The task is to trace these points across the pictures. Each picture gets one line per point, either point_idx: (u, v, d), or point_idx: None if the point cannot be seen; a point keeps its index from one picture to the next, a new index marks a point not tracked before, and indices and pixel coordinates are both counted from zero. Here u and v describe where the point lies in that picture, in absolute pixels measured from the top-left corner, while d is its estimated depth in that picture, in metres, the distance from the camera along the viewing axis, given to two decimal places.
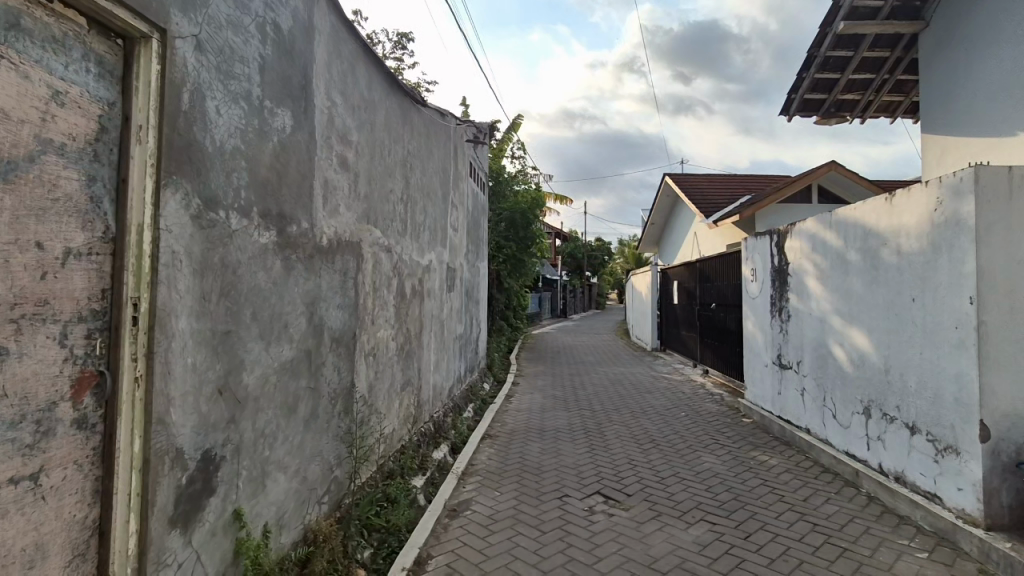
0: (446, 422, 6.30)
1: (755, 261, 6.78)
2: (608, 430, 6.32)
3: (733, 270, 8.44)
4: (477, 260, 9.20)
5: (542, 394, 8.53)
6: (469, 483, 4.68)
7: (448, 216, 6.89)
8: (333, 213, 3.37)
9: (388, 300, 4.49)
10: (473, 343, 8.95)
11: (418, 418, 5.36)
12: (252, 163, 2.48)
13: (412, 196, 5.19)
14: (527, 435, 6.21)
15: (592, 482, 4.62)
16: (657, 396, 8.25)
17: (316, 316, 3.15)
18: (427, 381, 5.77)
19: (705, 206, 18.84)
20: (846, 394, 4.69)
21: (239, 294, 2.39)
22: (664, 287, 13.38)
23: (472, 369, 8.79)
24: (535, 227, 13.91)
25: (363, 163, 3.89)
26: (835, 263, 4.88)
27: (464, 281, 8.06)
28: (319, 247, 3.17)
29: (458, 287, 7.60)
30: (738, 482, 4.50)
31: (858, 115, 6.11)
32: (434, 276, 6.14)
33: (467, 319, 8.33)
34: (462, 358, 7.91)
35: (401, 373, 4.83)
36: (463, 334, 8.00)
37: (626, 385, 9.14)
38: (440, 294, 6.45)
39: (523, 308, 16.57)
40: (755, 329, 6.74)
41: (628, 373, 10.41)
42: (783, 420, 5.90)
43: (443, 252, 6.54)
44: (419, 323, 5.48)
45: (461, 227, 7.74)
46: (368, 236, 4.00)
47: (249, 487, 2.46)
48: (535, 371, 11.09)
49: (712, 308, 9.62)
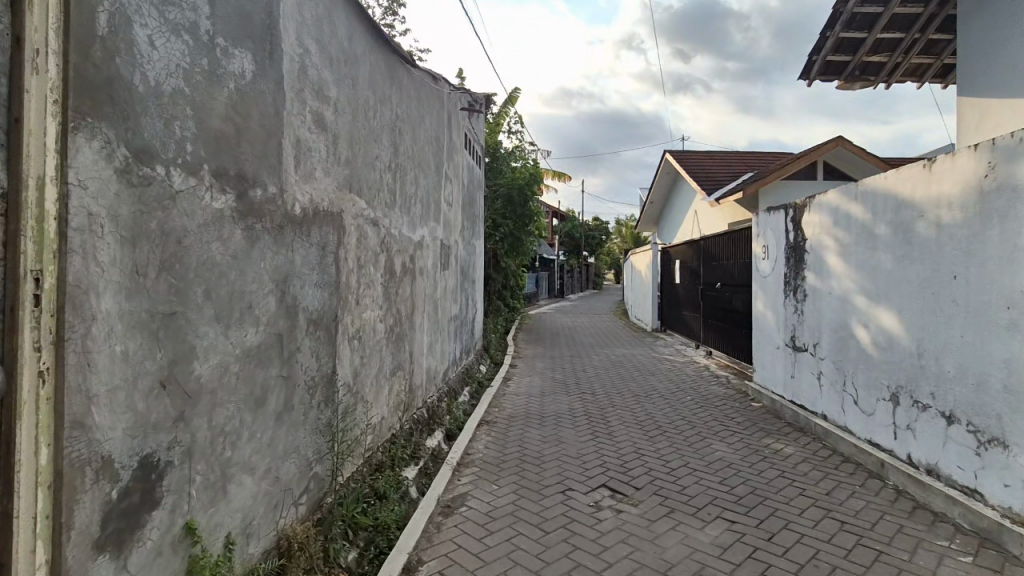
0: (441, 407, 5.96)
1: (766, 237, 6.41)
2: (611, 415, 6.00)
3: (741, 247, 8.07)
4: (473, 237, 8.78)
5: (541, 377, 8.21)
6: (465, 475, 4.35)
7: (442, 189, 6.46)
8: (307, 179, 2.96)
9: (375, 279, 4.09)
10: (469, 324, 8.59)
11: (410, 404, 5.02)
12: (200, 112, 2.07)
13: (402, 165, 4.76)
14: (526, 420, 5.88)
15: (596, 473, 4.31)
16: (661, 378, 7.94)
17: (288, 295, 2.76)
18: (420, 364, 5.42)
19: (707, 183, 18.37)
20: (870, 379, 4.37)
21: (186, 268, 2.00)
22: (665, 267, 13.01)
23: (468, 351, 8.45)
24: (533, 204, 13.45)
25: (343, 124, 3.46)
26: (861, 238, 4.52)
27: (460, 258, 7.67)
28: (291, 216, 2.78)
29: (453, 266, 7.21)
30: (754, 474, 4.20)
31: (884, 79, 5.66)
32: (427, 253, 5.74)
33: (463, 300, 7.96)
34: (457, 340, 7.55)
35: (390, 357, 4.47)
36: (458, 314, 7.63)
37: (627, 368, 8.82)
38: (434, 272, 6.05)
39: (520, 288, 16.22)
40: (765, 309, 6.40)
41: (629, 355, 10.09)
42: (796, 405, 5.59)
43: (436, 227, 6.13)
44: (411, 303, 5.10)
45: (456, 202, 7.31)
46: (351, 206, 3.59)
47: (205, 495, 2.11)
48: (533, 352, 10.77)
49: (718, 288, 9.26)
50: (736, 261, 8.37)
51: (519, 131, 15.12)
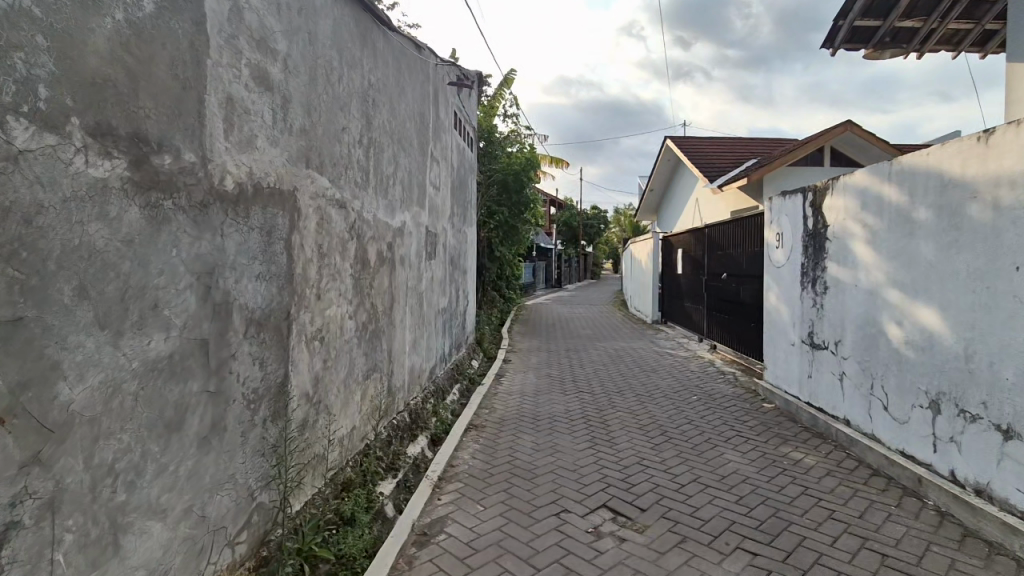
0: (426, 409, 5.46)
1: (782, 224, 5.88)
2: (611, 417, 5.51)
3: (750, 236, 7.55)
4: (463, 224, 8.24)
5: (536, 374, 7.71)
6: (447, 492, 3.85)
7: (427, 172, 5.90)
8: (244, 148, 2.43)
9: (343, 271, 3.57)
10: (460, 318, 8.07)
11: (389, 409, 4.52)
12: (65, 47, 1.53)
13: (378, 141, 4.22)
14: (518, 424, 5.38)
15: (596, 489, 3.82)
16: (663, 375, 7.46)
17: (218, 291, 2.24)
18: (401, 364, 4.91)
19: (709, 170, 17.81)
20: (904, 383, 3.88)
21: (44, 258, 1.49)
22: (666, 257, 12.50)
23: (458, 346, 7.94)
24: (529, 190, 12.89)
25: (298, 85, 2.91)
26: (895, 224, 4.00)
27: (448, 248, 7.13)
28: (220, 193, 2.24)
29: (441, 255, 6.67)
30: (774, 490, 3.71)
31: (915, 49, 5.11)
32: (410, 241, 5.20)
33: (452, 292, 7.42)
34: (446, 335, 7.04)
35: (364, 359, 3.95)
36: (447, 307, 7.12)
37: (627, 363, 8.33)
38: (418, 262, 5.52)
39: (516, 278, 15.68)
40: (779, 302, 5.89)
41: (629, 349, 9.61)
42: (814, 408, 5.10)
43: (420, 213, 5.59)
44: (390, 297, 4.59)
45: (444, 186, 6.76)
46: (310, 185, 3.06)
47: (84, 556, 1.60)
48: (529, 346, 10.28)
49: (723, 278, 8.76)
50: (744, 250, 7.86)
51: (515, 115, 14.50)
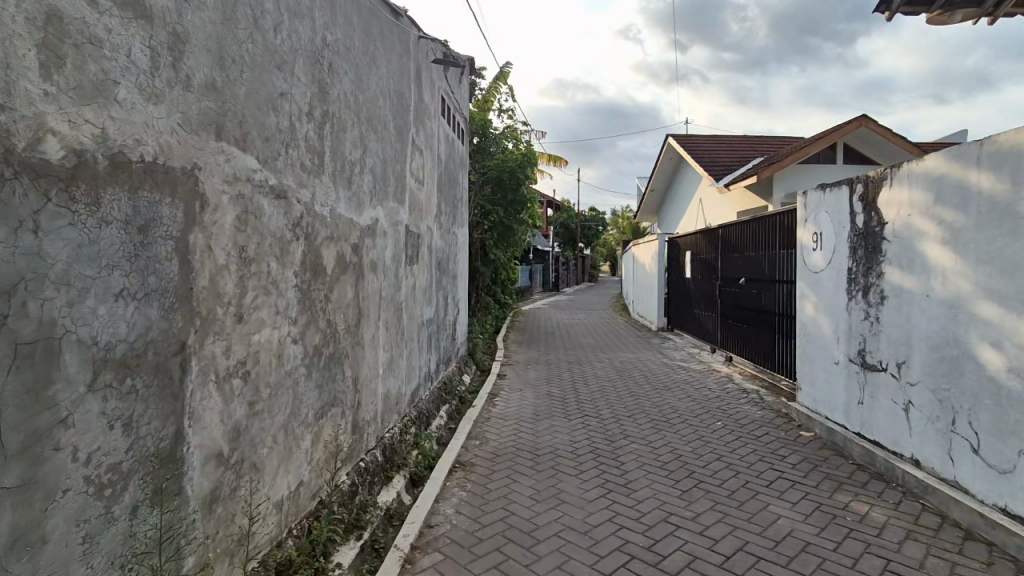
0: (404, 442, 4.61)
1: (821, 224, 5.08)
2: (623, 449, 4.68)
3: (775, 236, 6.74)
4: (453, 224, 7.40)
5: (535, 391, 6.88)
6: (423, 564, 3.01)
7: (408, 162, 5.06)
8: (91, 97, 1.59)
9: (283, 281, 2.72)
10: (449, 329, 7.22)
11: (355, 449, 3.68)
12: None
13: (338, 118, 3.38)
14: (515, 459, 4.54)
15: (615, 560, 2.98)
16: (678, 392, 6.63)
17: (25, 322, 1.41)
18: (372, 391, 4.06)
19: (714, 169, 17.06)
20: (1002, 421, 3.06)
21: None
22: (673, 260, 11.70)
23: (447, 361, 7.10)
24: (527, 188, 12.08)
25: (203, 22, 2.07)
26: (986, 222, 3.19)
27: (434, 250, 6.29)
28: (30, 163, 1.42)
29: (425, 258, 5.82)
30: (845, 562, 2.89)
31: (990, 12, 4.25)
32: (385, 243, 4.36)
33: (439, 301, 6.58)
34: (432, 350, 6.20)
35: (316, 392, 3.10)
36: (433, 318, 6.26)
37: (636, 378, 7.50)
38: (395, 268, 4.68)
39: (512, 281, 14.84)
40: (819, 313, 5.08)
41: (636, 361, 8.78)
42: (867, 442, 4.28)
43: (398, 210, 4.75)
44: (357, 310, 3.74)
45: (428, 180, 5.91)
46: (224, 165, 2.22)
47: None
48: (525, 357, 9.44)
49: (741, 284, 7.94)
50: (767, 252, 7.05)
51: (511, 110, 13.68)
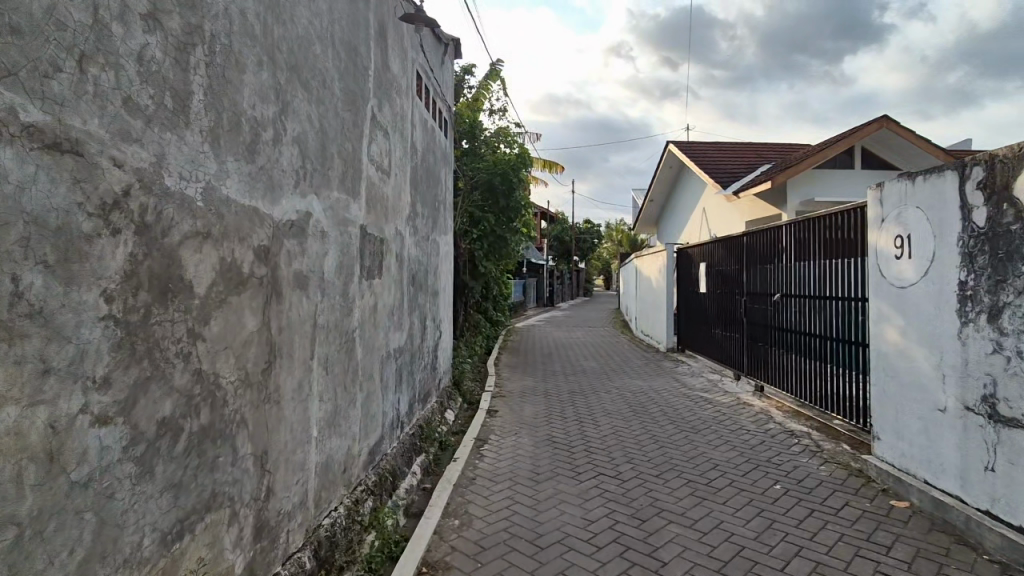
0: (351, 527, 3.31)
1: (909, 224, 3.89)
2: (659, 536, 3.38)
3: (829, 244, 5.54)
4: (433, 232, 6.13)
5: (535, 436, 5.57)
6: None
7: (366, 142, 3.81)
8: None
9: (68, 310, 1.45)
10: (428, 357, 5.93)
11: (258, 566, 2.38)
12: None
13: (225, 45, 2.13)
14: (509, 556, 3.21)
15: None
16: (710, 437, 5.35)
17: None
18: (297, 466, 2.77)
19: (720, 175, 16.00)
20: None
21: None
22: (685, 273, 10.51)
23: (426, 396, 5.79)
24: (522, 193, 10.87)
25: None
26: None
27: (407, 262, 5.01)
28: None
29: (393, 270, 4.55)
30: None
31: None
32: (324, 249, 3.09)
33: (414, 325, 5.30)
34: (404, 387, 4.89)
35: (166, 500, 1.81)
36: (406, 347, 4.98)
37: (655, 416, 6.21)
38: (344, 285, 3.41)
39: (504, 296, 13.58)
40: (909, 342, 3.86)
41: (651, 391, 7.49)
42: (1009, 529, 3.01)
43: (349, 204, 3.48)
44: (267, 349, 2.45)
45: (398, 173, 4.66)
46: None
47: None
48: (521, 385, 8.14)
49: (779, 301, 6.73)
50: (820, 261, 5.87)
51: (503, 110, 12.53)
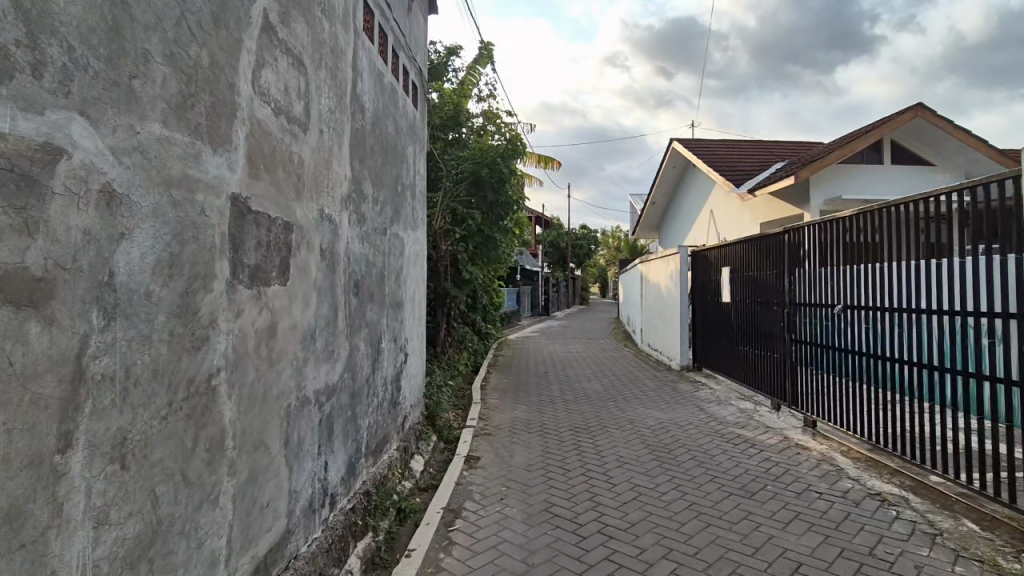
0: None
1: None
2: None
3: (934, 241, 4.26)
4: (392, 225, 4.63)
5: (531, 501, 4.09)
6: None
7: (248, 62, 2.31)
8: None
9: None
10: (384, 393, 4.42)
11: None
12: None
13: None
14: None
15: None
16: (768, 503, 3.89)
17: None
18: None
19: (731, 173, 14.66)
20: None
21: None
22: (704, 279, 9.08)
23: (380, 446, 4.27)
24: (515, 187, 9.42)
25: None
26: None
27: (346, 263, 3.52)
28: None
29: (315, 274, 3.05)
30: None
31: None
32: (113, 229, 1.59)
33: (359, 352, 3.79)
34: (338, 443, 3.39)
35: None
36: (343, 385, 3.47)
37: (686, 466, 4.73)
38: (181, 298, 1.89)
39: (493, 306, 12.12)
40: None
41: (673, 427, 6.01)
42: None
43: (199, 156, 1.98)
44: None
45: (325, 131, 3.17)
46: None
47: None
48: (512, 415, 6.67)
49: (844, 315, 5.36)
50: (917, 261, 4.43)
51: (493, 96, 11.10)
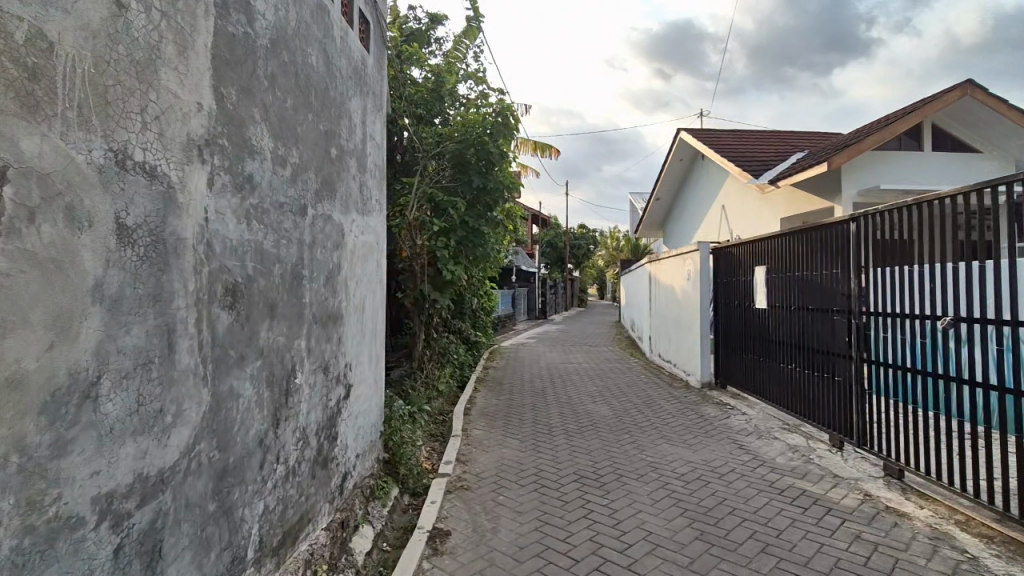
0: None
1: None
2: None
3: None
4: (319, 203, 3.17)
5: None
6: None
7: None
8: None
9: None
10: (300, 451, 2.95)
11: None
12: None
13: None
14: None
15: None
16: None
17: None
18: None
19: (748, 163, 13.24)
20: None
21: None
22: (733, 282, 7.64)
23: (292, 533, 2.83)
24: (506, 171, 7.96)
25: None
26: None
27: (202, 256, 2.07)
28: None
29: (101, 272, 1.60)
30: None
31: None
32: None
33: (239, 400, 2.33)
34: (181, 566, 1.95)
35: None
36: (192, 463, 2.02)
37: (743, 552, 3.28)
38: None
39: (482, 311, 10.66)
40: None
41: (710, 476, 4.55)
42: None
43: None
44: None
45: (134, 9, 1.72)
46: None
47: None
48: (498, 455, 5.21)
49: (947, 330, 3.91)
50: None
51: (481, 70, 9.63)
